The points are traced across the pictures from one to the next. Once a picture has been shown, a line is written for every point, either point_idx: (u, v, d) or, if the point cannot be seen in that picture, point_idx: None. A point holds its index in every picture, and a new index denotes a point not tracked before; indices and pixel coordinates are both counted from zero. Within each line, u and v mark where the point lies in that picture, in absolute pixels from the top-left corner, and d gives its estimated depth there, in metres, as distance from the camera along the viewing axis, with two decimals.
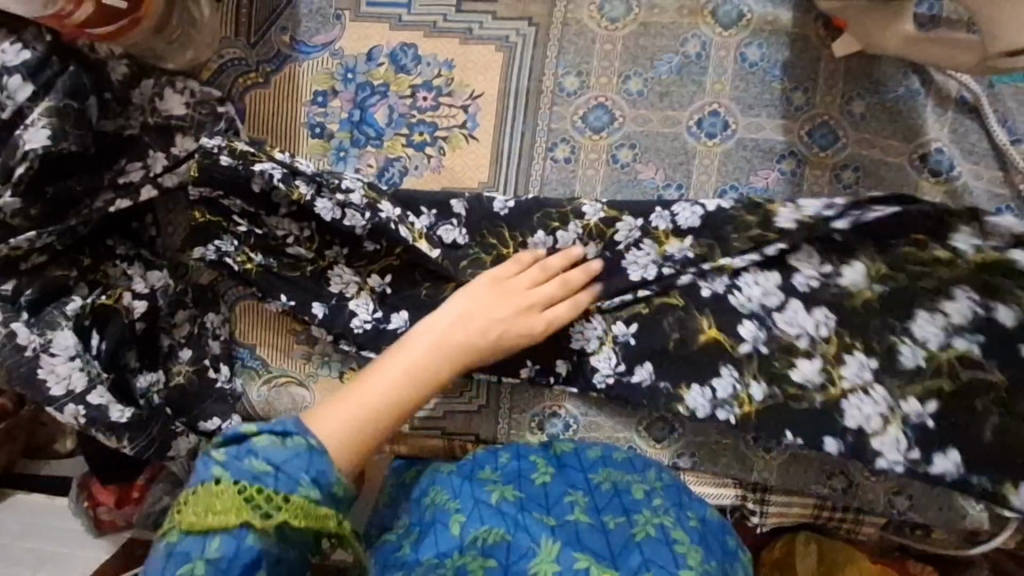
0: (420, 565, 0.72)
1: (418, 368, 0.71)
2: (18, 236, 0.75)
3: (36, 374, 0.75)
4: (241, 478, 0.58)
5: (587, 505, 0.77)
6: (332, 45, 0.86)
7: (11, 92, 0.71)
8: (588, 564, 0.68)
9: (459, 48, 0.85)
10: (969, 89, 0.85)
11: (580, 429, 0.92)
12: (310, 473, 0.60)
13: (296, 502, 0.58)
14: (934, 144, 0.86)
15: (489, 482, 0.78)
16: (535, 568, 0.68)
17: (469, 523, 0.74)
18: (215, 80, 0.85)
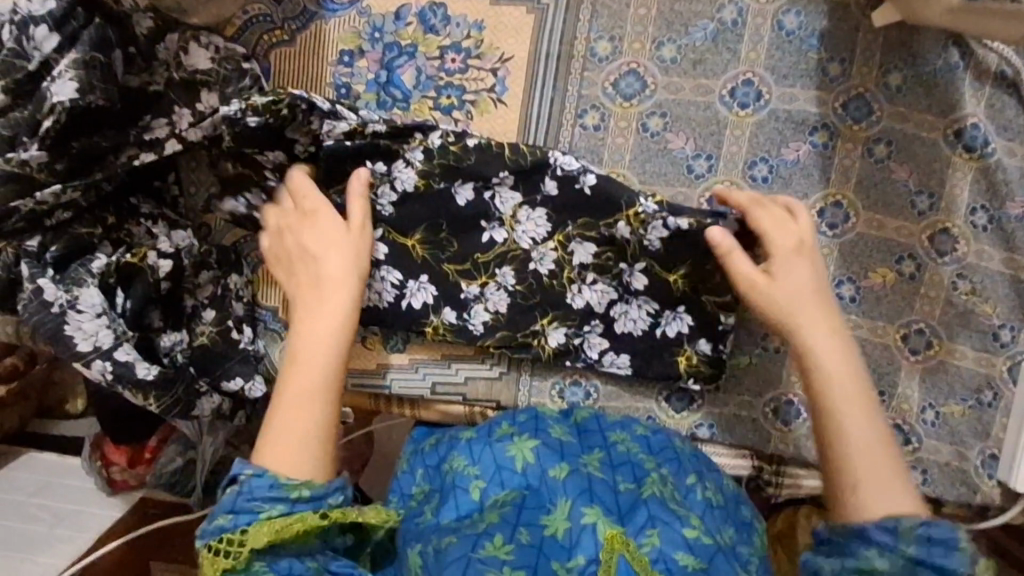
0: (441, 525, 0.73)
1: (307, 385, 0.73)
2: (43, 190, 0.74)
3: (64, 329, 0.76)
4: (212, 538, 0.65)
5: (602, 466, 0.77)
6: (359, 3, 0.83)
7: (38, 43, 0.70)
8: (595, 519, 0.69)
9: (489, 9, 0.83)
10: (1009, 63, 0.83)
11: (600, 398, 0.92)
12: (263, 497, 0.67)
13: (260, 528, 0.64)
14: (971, 119, 0.85)
15: (508, 439, 0.79)
16: (546, 522, 0.69)
17: (488, 484, 0.75)
18: (239, 38, 0.82)
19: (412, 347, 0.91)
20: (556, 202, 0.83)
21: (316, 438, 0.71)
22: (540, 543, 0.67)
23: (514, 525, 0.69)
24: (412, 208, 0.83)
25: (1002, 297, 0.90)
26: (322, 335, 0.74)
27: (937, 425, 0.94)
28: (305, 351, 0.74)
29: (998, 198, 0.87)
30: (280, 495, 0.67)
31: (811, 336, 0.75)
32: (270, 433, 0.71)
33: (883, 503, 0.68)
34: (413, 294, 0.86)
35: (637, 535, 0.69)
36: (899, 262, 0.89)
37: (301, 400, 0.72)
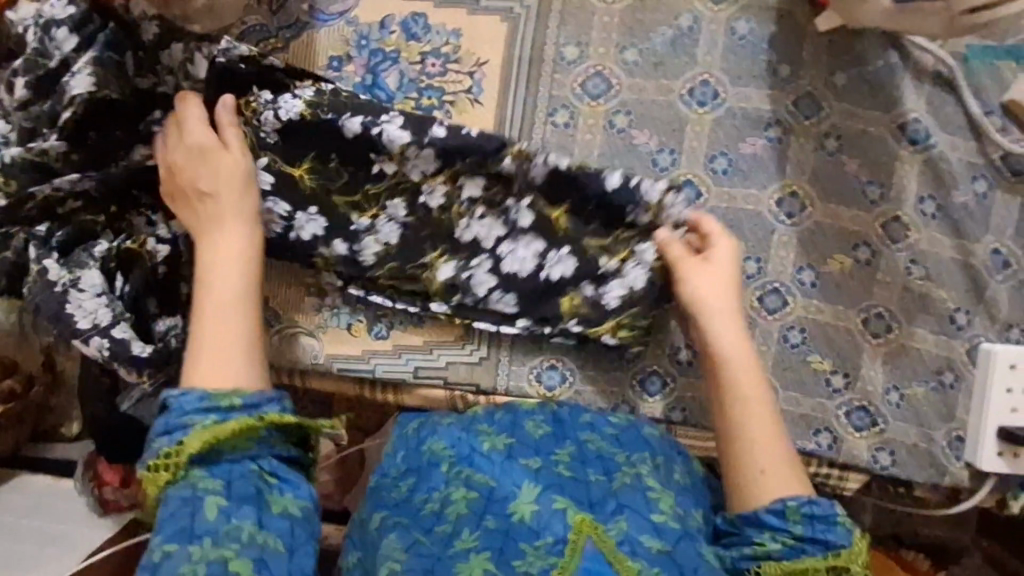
0: (414, 501, 0.77)
1: (227, 294, 0.76)
2: (60, 177, 0.81)
3: (65, 307, 0.81)
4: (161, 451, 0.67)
5: (572, 458, 0.79)
6: (348, 14, 0.91)
7: (59, 43, 0.78)
8: (565, 506, 0.71)
9: (466, 19, 0.91)
10: (944, 64, 0.91)
11: (576, 381, 0.96)
12: (195, 408, 0.69)
13: (196, 436, 0.66)
14: (912, 114, 0.92)
15: (483, 433, 0.82)
16: (513, 508, 0.71)
17: (460, 465, 0.78)
18: (238, 42, 0.88)
19: (395, 334, 0.95)
20: (443, 141, 0.87)
21: (242, 359, 0.74)
22: (507, 527, 0.70)
23: (482, 513, 0.72)
24: (298, 136, 0.86)
25: (956, 281, 0.95)
26: (230, 250, 0.79)
27: (902, 406, 0.97)
28: (218, 285, 0.77)
29: (945, 188, 0.93)
30: (209, 406, 0.69)
31: (716, 322, 0.84)
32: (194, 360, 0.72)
33: (772, 490, 0.75)
34: (301, 226, 0.88)
35: (607, 520, 0.71)
36: (855, 249, 0.95)
37: (213, 320, 0.75)
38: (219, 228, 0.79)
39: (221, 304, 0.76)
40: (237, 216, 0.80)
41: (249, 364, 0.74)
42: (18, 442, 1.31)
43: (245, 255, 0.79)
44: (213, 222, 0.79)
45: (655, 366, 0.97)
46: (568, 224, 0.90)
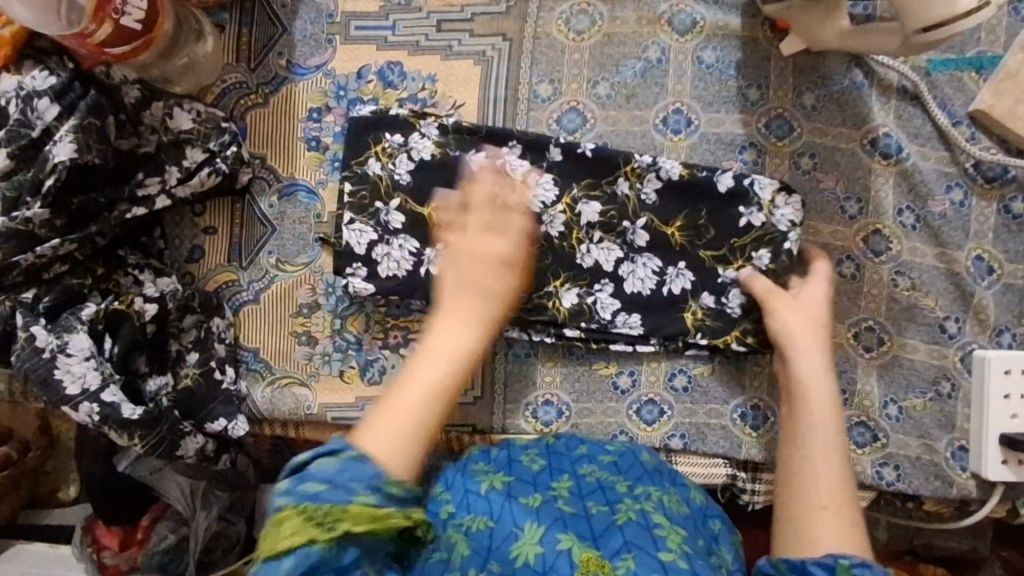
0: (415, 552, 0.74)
1: (433, 369, 0.62)
2: (43, 245, 0.81)
3: (53, 373, 0.80)
4: (299, 501, 0.54)
5: (571, 493, 0.77)
6: (324, 66, 0.93)
7: (40, 113, 0.80)
8: (570, 544, 0.69)
9: (440, 63, 0.93)
10: (909, 78, 0.93)
11: (572, 414, 0.96)
12: (364, 480, 0.56)
13: (359, 512, 0.54)
14: (882, 129, 0.94)
15: (480, 473, 0.81)
16: (516, 551, 0.69)
17: (458, 512, 0.76)
18: (218, 103, 0.92)
19: (387, 379, 0.93)
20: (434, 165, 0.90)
21: (399, 429, 0.59)
22: (511, 569, 0.68)
23: (486, 557, 0.69)
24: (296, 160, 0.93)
25: (942, 289, 0.95)
26: (450, 346, 0.64)
27: (901, 419, 0.96)
28: (450, 344, 0.64)
29: (921, 199, 0.94)
30: (379, 482, 0.56)
31: (799, 355, 0.83)
32: (377, 417, 0.59)
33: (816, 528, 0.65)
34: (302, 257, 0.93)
35: (613, 558, 0.68)
36: (840, 264, 0.95)
37: (426, 382, 0.62)
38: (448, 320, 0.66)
39: (416, 391, 0.61)
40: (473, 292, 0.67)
41: (391, 432, 0.59)
42: (12, 510, 1.33)
43: (469, 350, 0.64)
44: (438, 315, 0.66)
45: (651, 394, 0.96)
46: (555, 237, 0.92)
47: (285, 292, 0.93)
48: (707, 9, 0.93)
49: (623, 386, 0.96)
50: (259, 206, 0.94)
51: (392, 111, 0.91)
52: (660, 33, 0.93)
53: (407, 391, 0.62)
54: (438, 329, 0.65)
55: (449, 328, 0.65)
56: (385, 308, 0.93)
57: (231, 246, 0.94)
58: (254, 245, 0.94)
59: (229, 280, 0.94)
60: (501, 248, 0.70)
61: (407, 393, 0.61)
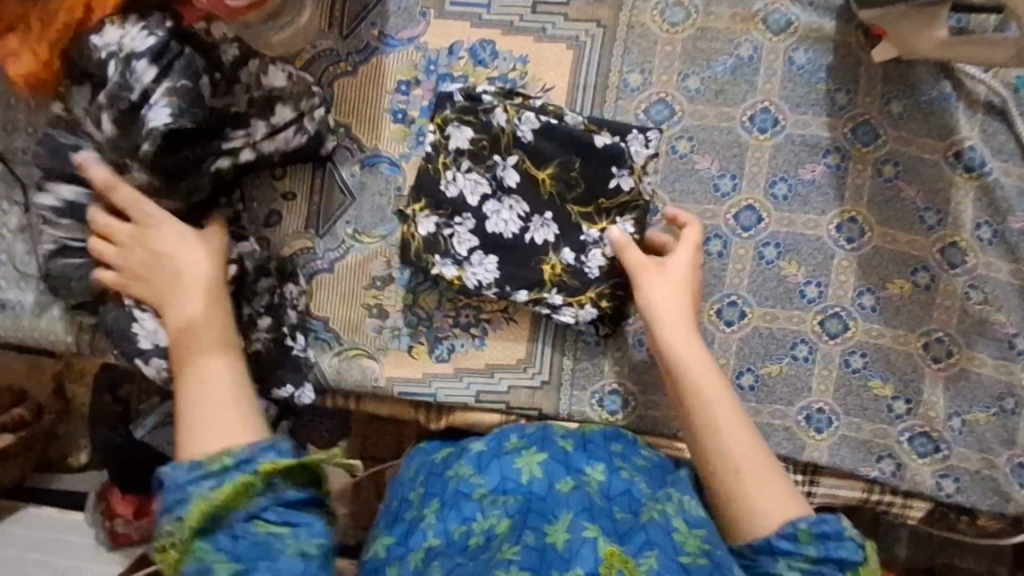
0: (453, 536, 0.77)
1: (202, 351, 0.81)
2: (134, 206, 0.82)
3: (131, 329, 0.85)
4: (173, 531, 0.69)
5: (602, 486, 0.80)
6: (416, 39, 0.93)
7: (138, 74, 0.79)
8: (595, 534, 0.71)
9: (533, 45, 0.93)
10: (997, 93, 0.93)
11: (638, 405, 0.95)
12: (189, 484, 0.71)
13: (194, 515, 0.69)
14: (967, 142, 0.94)
15: (516, 454, 0.83)
16: (548, 530, 0.72)
17: (493, 492, 0.80)
18: (308, 68, 0.92)
19: (456, 357, 0.94)
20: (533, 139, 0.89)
21: (220, 430, 0.76)
22: (542, 546, 0.71)
23: (521, 529, 0.73)
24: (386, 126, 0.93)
25: (1013, 306, 0.95)
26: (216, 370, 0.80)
27: (964, 433, 0.96)
28: (186, 348, 0.81)
29: (1000, 214, 0.94)
30: (200, 474, 0.72)
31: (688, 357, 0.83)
32: (181, 426, 0.77)
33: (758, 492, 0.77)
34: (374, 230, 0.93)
35: (636, 554, 0.71)
36: (914, 273, 0.95)
37: (194, 395, 0.79)
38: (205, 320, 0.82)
39: (212, 386, 0.79)
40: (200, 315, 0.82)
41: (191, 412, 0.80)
42: (24, 472, 1.30)
43: (209, 323, 0.82)
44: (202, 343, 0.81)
45: None
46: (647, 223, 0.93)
47: (360, 264, 0.93)
48: (803, 11, 0.93)
49: None
50: (340, 175, 0.93)
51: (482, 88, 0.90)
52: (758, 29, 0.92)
53: (201, 387, 0.79)
54: (180, 303, 0.82)
55: (182, 305, 0.82)
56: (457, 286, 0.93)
57: (309, 213, 0.93)
58: (332, 215, 0.93)
59: (304, 248, 0.94)
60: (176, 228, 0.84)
61: (194, 391, 0.79)
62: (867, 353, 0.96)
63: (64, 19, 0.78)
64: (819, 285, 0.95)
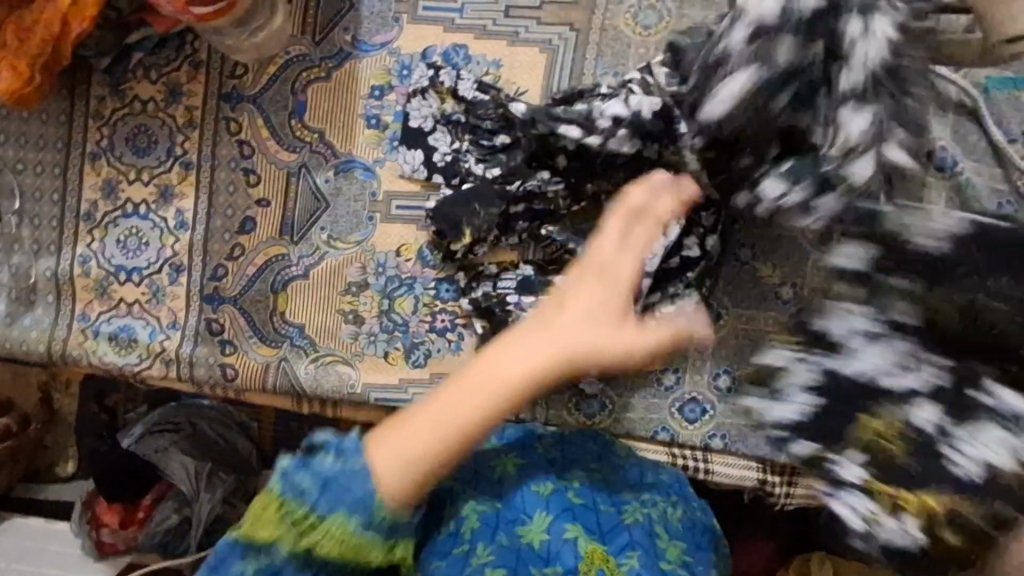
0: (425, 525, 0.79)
1: (501, 377, 0.70)
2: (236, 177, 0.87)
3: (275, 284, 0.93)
4: (288, 491, 0.65)
5: (584, 485, 0.81)
6: (390, 44, 0.93)
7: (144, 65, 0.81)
8: (577, 534, 0.75)
9: (506, 49, 0.93)
10: (967, 93, 0.94)
11: (615, 408, 0.96)
12: (357, 503, 0.66)
13: (336, 535, 0.65)
14: (939, 143, 0.95)
15: (492, 455, 0.83)
16: (522, 531, 0.75)
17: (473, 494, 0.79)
18: (280, 74, 0.93)
19: (432, 362, 0.92)
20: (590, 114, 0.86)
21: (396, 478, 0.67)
22: (518, 547, 0.74)
23: (494, 530, 0.76)
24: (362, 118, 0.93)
25: None
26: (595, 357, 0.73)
27: None
28: (504, 363, 0.71)
29: None
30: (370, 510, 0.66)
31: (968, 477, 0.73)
32: (387, 441, 0.68)
33: (898, 535, 0.77)
34: (348, 234, 0.93)
35: (618, 553, 0.75)
36: None
37: (458, 413, 0.69)
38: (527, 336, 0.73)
39: (479, 409, 0.69)
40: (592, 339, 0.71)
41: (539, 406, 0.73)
42: (8, 483, 1.30)
43: (539, 373, 0.71)
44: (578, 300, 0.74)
45: (695, 393, 0.96)
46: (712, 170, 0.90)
47: (334, 269, 0.93)
48: None
49: (666, 382, 0.96)
50: (315, 179, 0.93)
51: (457, 89, 0.91)
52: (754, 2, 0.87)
53: (460, 391, 0.70)
54: (525, 345, 0.72)
55: (515, 352, 0.72)
56: (434, 292, 0.92)
57: (285, 218, 0.93)
58: (307, 219, 0.93)
59: (278, 254, 0.93)
60: (619, 304, 0.74)
61: (454, 404, 0.70)
62: None
63: (41, 35, 0.79)
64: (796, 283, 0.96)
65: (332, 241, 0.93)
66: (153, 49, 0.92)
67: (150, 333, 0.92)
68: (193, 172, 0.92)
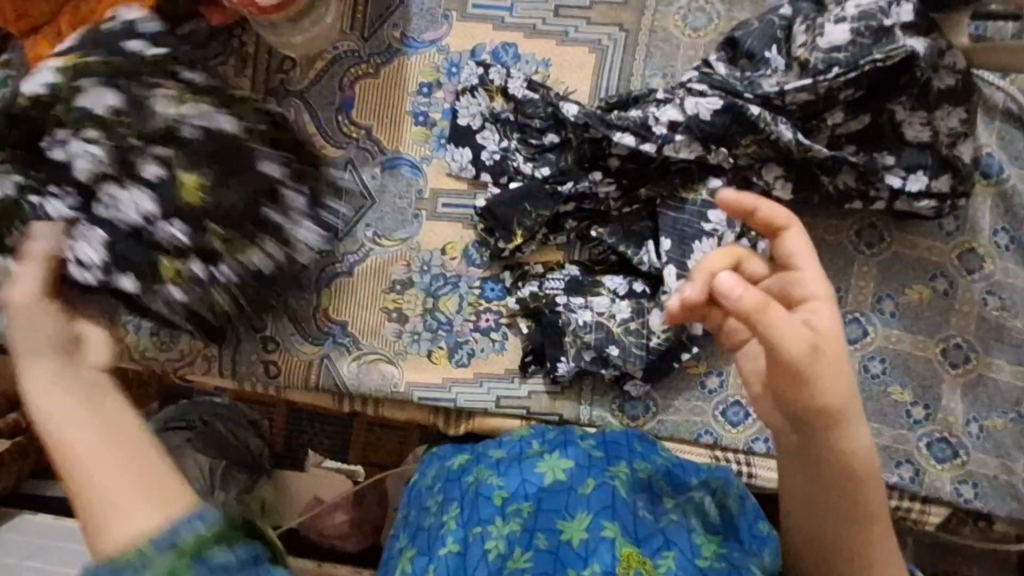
0: (470, 537, 0.77)
1: None
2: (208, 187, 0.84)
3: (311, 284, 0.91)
4: None
5: (626, 480, 0.80)
6: (439, 41, 0.93)
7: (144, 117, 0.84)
8: (614, 533, 0.72)
9: (555, 48, 0.93)
10: (1014, 100, 0.95)
11: (658, 409, 0.94)
12: None
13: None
14: (985, 148, 0.95)
15: (539, 459, 0.82)
16: (563, 528, 0.74)
17: (513, 498, 0.79)
18: (328, 70, 0.93)
19: (476, 361, 0.92)
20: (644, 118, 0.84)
21: (163, 477, 0.52)
22: (557, 547, 0.73)
23: (532, 531, 0.75)
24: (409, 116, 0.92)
25: None
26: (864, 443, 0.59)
27: (981, 438, 0.96)
28: None
29: (1018, 221, 0.95)
30: None
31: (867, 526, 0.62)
32: None
33: (805, 533, 0.67)
34: (393, 230, 0.93)
35: (654, 554, 0.72)
36: (933, 280, 0.96)
37: None
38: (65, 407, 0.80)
39: None
40: (813, 486, 0.63)
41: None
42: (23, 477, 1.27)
43: None
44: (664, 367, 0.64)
45: (738, 396, 0.94)
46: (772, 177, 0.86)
47: (380, 267, 0.92)
48: None
49: (708, 385, 0.95)
50: (361, 177, 0.93)
51: (508, 86, 0.91)
52: (808, 5, 0.87)
53: None
54: None
55: None
56: (479, 290, 0.92)
57: None
58: (354, 217, 0.93)
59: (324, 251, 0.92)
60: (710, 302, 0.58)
61: None
62: (888, 355, 0.96)
63: (102, 31, 0.82)
64: (839, 286, 0.96)
65: (377, 238, 0.93)
66: (199, 44, 0.92)
67: (193, 330, 0.91)
68: None
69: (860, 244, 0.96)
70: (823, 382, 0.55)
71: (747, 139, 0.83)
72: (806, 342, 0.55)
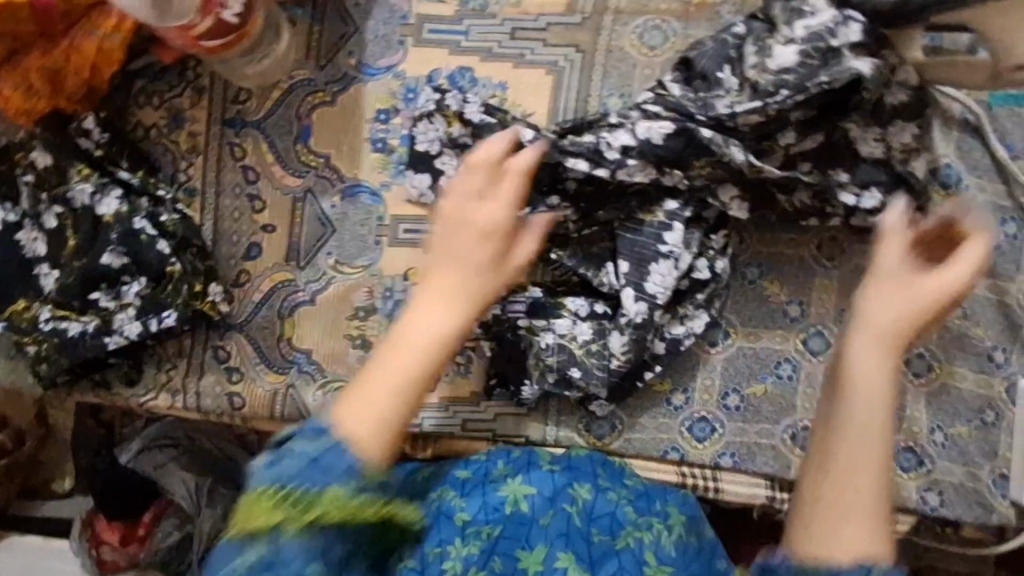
0: (427, 556, 0.78)
1: None
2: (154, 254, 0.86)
3: (271, 314, 0.92)
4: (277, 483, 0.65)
5: (585, 508, 0.81)
6: (395, 67, 0.93)
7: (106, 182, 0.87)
8: (567, 564, 0.75)
9: (512, 71, 0.92)
10: (971, 111, 0.95)
11: (625, 428, 0.95)
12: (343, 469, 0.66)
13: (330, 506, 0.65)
14: (943, 159, 0.96)
15: (503, 483, 0.83)
16: (520, 556, 0.76)
17: (473, 520, 0.80)
18: (284, 99, 0.93)
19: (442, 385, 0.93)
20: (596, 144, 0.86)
21: None
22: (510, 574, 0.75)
23: (490, 554, 0.77)
24: (365, 141, 0.92)
25: (990, 320, 0.96)
26: (877, 369, 0.65)
27: (946, 446, 0.96)
28: None
29: None
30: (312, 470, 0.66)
31: (856, 459, 0.63)
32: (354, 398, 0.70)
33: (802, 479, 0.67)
34: (353, 258, 0.93)
35: None
36: None
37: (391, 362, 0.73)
38: (434, 306, 0.76)
39: None
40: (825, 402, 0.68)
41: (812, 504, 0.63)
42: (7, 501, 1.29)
43: None
44: (865, 284, 0.69)
45: (703, 411, 0.95)
46: (728, 194, 0.87)
47: (342, 295, 0.92)
48: None
49: (674, 402, 0.95)
50: (321, 206, 0.93)
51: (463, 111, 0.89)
52: (759, 24, 0.87)
53: None
54: None
55: None
56: None
57: (290, 245, 0.93)
58: (314, 245, 0.93)
59: (285, 280, 0.93)
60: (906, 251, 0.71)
61: None
62: None
63: (75, 83, 0.85)
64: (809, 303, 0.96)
65: (337, 267, 0.93)
66: (153, 78, 0.93)
67: (156, 365, 0.91)
68: (196, 198, 0.92)
69: (822, 257, 0.96)
70: (872, 294, 0.67)
71: (700, 160, 0.84)
72: (910, 261, 0.69)
